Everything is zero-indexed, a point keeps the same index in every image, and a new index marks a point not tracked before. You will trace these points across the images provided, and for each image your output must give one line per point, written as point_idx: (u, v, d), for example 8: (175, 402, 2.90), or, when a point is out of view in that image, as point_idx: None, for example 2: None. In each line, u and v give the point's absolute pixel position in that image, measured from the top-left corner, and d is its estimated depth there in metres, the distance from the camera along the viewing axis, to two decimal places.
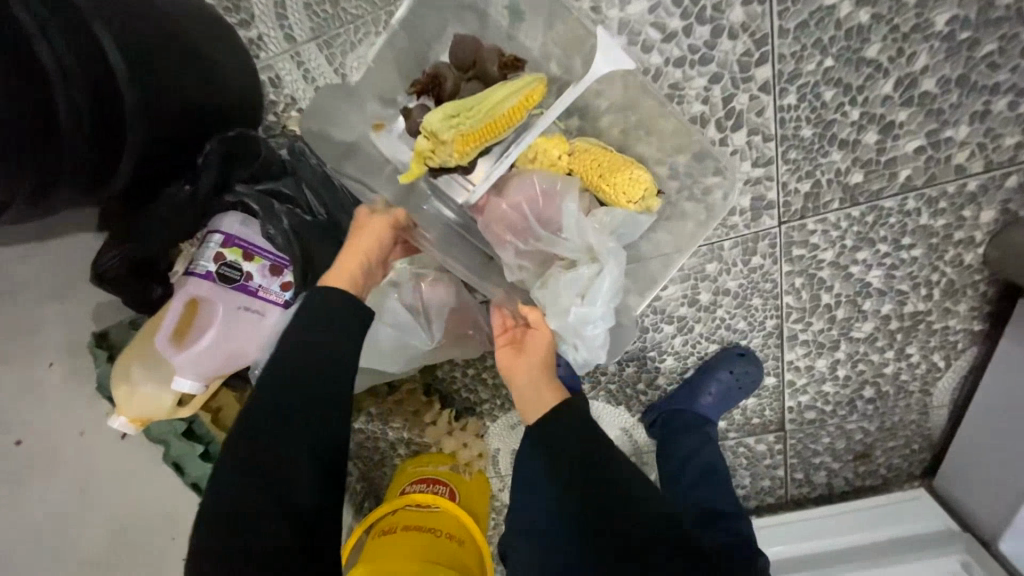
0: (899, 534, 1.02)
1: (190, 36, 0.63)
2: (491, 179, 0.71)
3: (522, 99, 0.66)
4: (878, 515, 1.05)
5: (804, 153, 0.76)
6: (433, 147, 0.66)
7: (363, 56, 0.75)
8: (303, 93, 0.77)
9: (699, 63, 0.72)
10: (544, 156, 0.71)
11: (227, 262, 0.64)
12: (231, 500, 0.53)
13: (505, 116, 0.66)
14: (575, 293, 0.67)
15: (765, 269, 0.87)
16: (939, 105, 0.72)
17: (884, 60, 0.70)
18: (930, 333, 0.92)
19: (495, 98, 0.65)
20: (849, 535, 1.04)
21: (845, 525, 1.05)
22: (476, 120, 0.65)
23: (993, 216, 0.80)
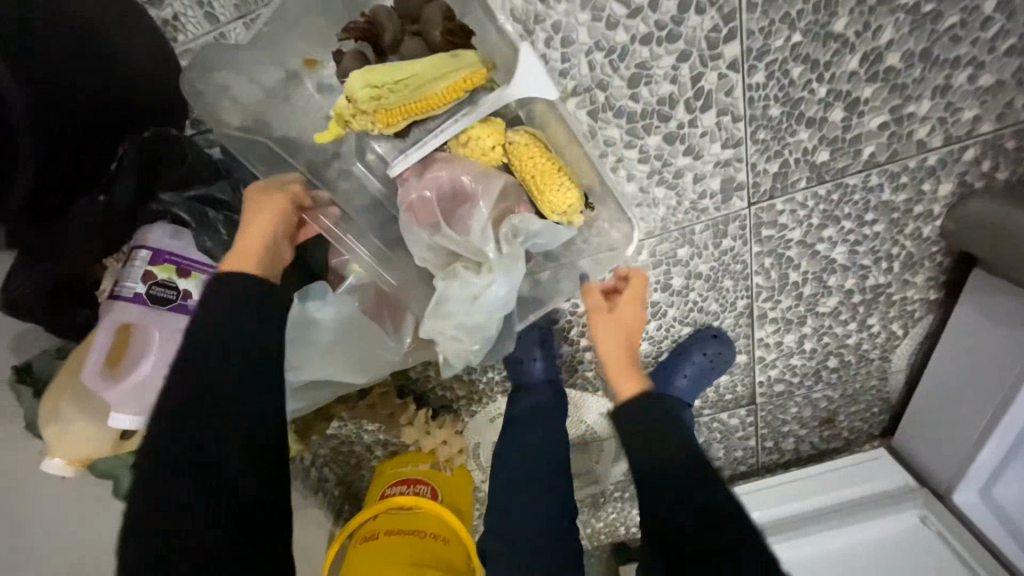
0: (861, 493, 1.09)
1: (89, 22, 0.54)
2: (415, 155, 0.65)
3: (459, 82, 0.62)
4: (840, 476, 1.11)
5: (772, 132, 0.75)
6: (351, 111, 0.60)
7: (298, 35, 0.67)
8: None
9: (666, 41, 0.68)
10: (475, 144, 0.66)
11: (159, 281, 0.57)
12: (161, 488, 0.46)
13: (436, 97, 0.61)
14: (468, 296, 0.66)
15: (735, 251, 0.86)
16: (903, 81, 0.72)
17: (850, 34, 0.69)
18: (890, 304, 0.95)
19: (428, 74, 0.60)
20: (817, 497, 1.09)
21: (812, 488, 1.11)
22: (402, 94, 0.60)
23: (950, 189, 0.81)
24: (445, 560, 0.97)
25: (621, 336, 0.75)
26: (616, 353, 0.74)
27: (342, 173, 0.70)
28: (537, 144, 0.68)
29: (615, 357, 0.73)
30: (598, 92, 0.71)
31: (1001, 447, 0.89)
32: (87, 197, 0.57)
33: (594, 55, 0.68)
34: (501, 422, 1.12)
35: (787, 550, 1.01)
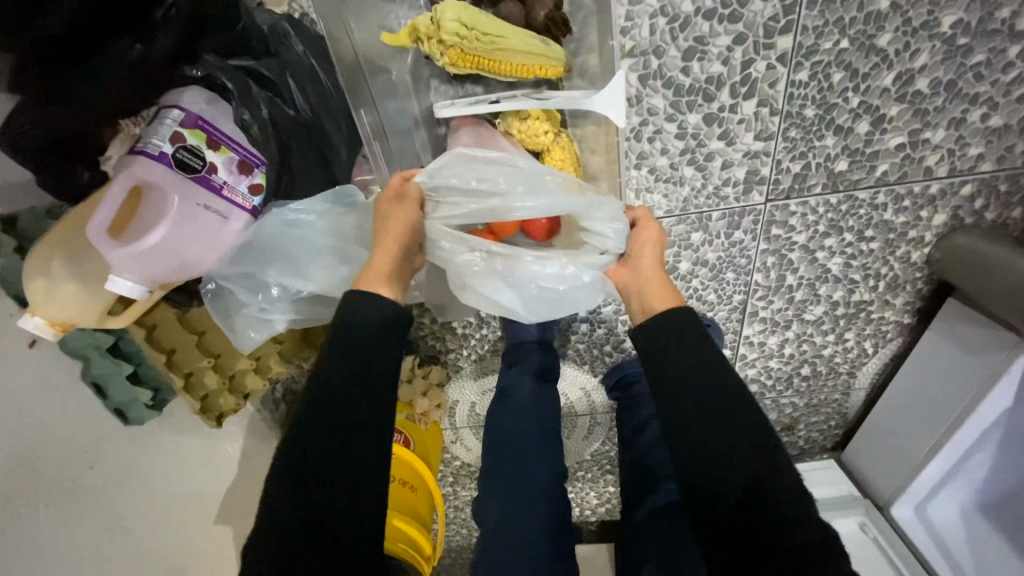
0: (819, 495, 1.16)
1: None
2: (463, 112, 0.65)
3: (534, 65, 0.63)
4: (803, 478, 1.18)
5: (802, 132, 0.78)
6: (428, 31, 0.60)
7: None
8: None
9: (727, 20, 0.69)
10: (525, 129, 0.67)
11: (188, 146, 0.55)
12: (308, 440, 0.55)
13: (506, 68, 0.62)
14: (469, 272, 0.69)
15: (743, 244, 0.90)
16: (926, 107, 0.77)
17: (891, 51, 0.73)
18: (867, 322, 1.01)
19: (513, 45, 0.61)
20: (820, 489, 1.16)
21: (815, 478, 1.18)
22: (483, 48, 0.60)
23: (946, 220, 0.88)
24: (411, 506, 1.00)
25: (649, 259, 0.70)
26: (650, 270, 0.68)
27: (388, 84, 0.67)
28: (573, 152, 0.72)
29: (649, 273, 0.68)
30: (653, 58, 0.72)
31: (943, 466, 0.98)
32: (123, 42, 0.54)
33: (658, 19, 0.69)
34: (485, 384, 1.09)
35: None
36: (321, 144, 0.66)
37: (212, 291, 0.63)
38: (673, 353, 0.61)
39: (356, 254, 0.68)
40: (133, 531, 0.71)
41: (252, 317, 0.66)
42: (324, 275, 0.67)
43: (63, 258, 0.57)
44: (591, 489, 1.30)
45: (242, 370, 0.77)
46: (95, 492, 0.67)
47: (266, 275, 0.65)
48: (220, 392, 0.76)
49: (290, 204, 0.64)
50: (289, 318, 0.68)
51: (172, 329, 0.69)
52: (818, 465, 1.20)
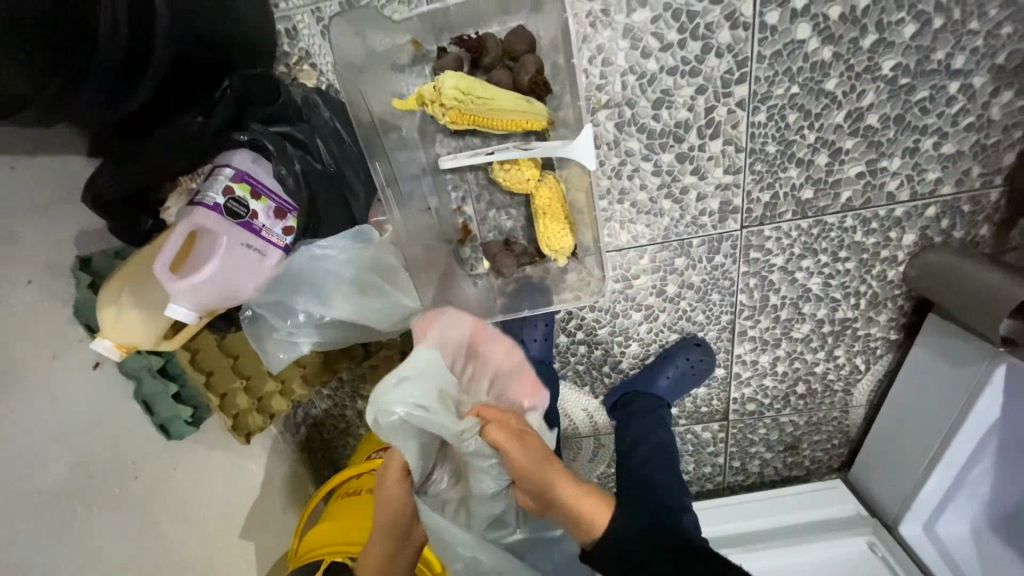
0: (828, 515, 1.15)
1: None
2: (462, 162, 0.77)
3: (522, 120, 0.75)
4: (811, 497, 1.18)
5: (767, 166, 0.87)
6: (432, 97, 0.72)
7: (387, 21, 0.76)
8: (319, 49, 0.78)
9: (688, 74, 0.80)
10: (515, 172, 0.79)
11: (236, 197, 0.67)
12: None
13: (498, 123, 0.74)
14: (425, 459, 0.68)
15: (725, 267, 0.97)
16: (879, 139, 0.86)
17: (839, 93, 0.82)
18: (855, 338, 1.05)
19: (503, 105, 0.72)
20: (828, 508, 1.16)
21: (822, 498, 1.18)
22: (478, 108, 0.72)
23: (916, 241, 0.95)
24: None
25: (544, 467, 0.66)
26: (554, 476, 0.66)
27: (399, 139, 0.79)
28: (560, 190, 0.82)
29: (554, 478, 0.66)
30: (626, 108, 0.83)
31: (943, 479, 0.99)
32: (186, 116, 0.66)
33: (628, 77, 0.81)
34: None
35: (792, 557, 1.08)
36: (342, 190, 0.77)
37: (249, 317, 0.73)
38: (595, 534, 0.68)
39: (378, 288, 0.79)
40: (168, 539, 0.79)
41: (281, 340, 0.75)
42: (345, 303, 0.77)
43: (129, 288, 0.68)
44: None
45: (269, 392, 0.87)
46: (139, 501, 0.75)
47: (295, 303, 0.74)
48: (249, 411, 0.84)
49: (316, 243, 0.74)
50: (313, 341, 0.78)
51: (212, 353, 0.80)
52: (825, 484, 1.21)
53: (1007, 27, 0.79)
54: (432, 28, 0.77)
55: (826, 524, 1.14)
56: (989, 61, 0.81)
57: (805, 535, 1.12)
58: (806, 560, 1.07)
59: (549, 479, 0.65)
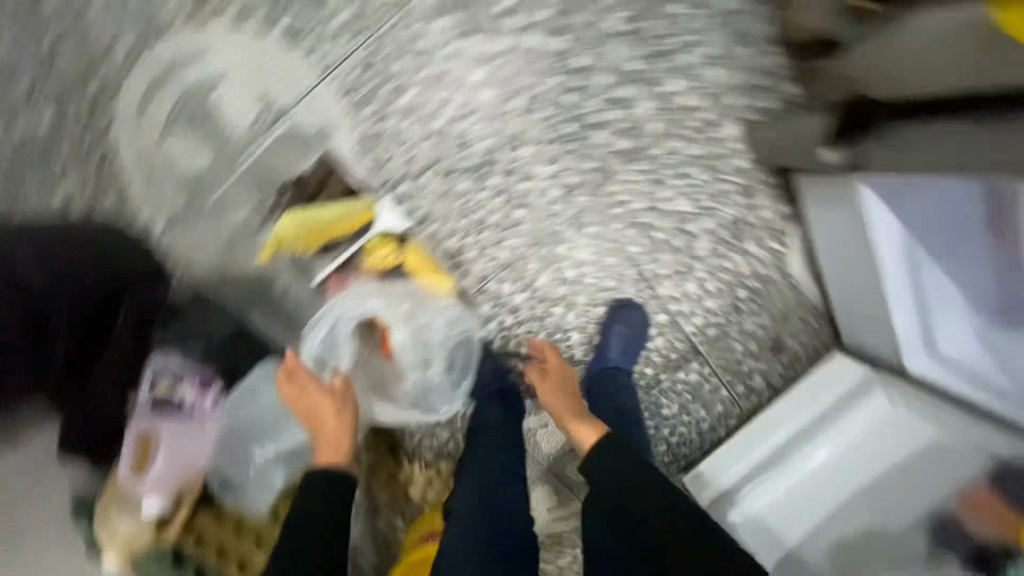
0: (848, 389, 1.11)
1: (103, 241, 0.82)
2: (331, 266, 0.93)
3: (354, 216, 0.91)
4: (825, 381, 1.14)
5: (576, 141, 0.99)
6: (282, 237, 0.90)
7: (233, 197, 0.92)
8: (195, 245, 0.93)
9: (470, 113, 0.95)
10: (374, 256, 0.93)
11: (162, 392, 0.82)
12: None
13: (338, 228, 0.91)
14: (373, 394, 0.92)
15: (601, 233, 1.07)
16: (648, 75, 0.98)
17: (592, 63, 0.96)
18: (754, 228, 1.11)
19: (334, 214, 0.90)
20: (842, 385, 1.12)
21: (834, 377, 1.14)
22: (318, 226, 0.90)
23: (744, 125, 1.03)
24: None
25: (563, 393, 0.91)
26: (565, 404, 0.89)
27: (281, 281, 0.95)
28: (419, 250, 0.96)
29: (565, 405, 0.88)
30: (439, 162, 0.96)
31: (903, 304, 0.97)
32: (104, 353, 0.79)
33: (427, 140, 0.95)
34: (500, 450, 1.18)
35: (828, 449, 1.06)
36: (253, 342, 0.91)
37: (218, 481, 0.84)
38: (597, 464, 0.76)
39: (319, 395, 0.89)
40: None
41: (255, 485, 0.85)
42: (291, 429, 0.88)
43: (120, 510, 0.79)
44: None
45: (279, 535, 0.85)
46: None
47: (251, 448, 0.86)
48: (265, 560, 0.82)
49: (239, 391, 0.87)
50: (284, 472, 0.86)
51: (210, 523, 0.84)
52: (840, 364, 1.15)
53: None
54: (266, 182, 0.92)
55: (849, 399, 1.10)
56: None
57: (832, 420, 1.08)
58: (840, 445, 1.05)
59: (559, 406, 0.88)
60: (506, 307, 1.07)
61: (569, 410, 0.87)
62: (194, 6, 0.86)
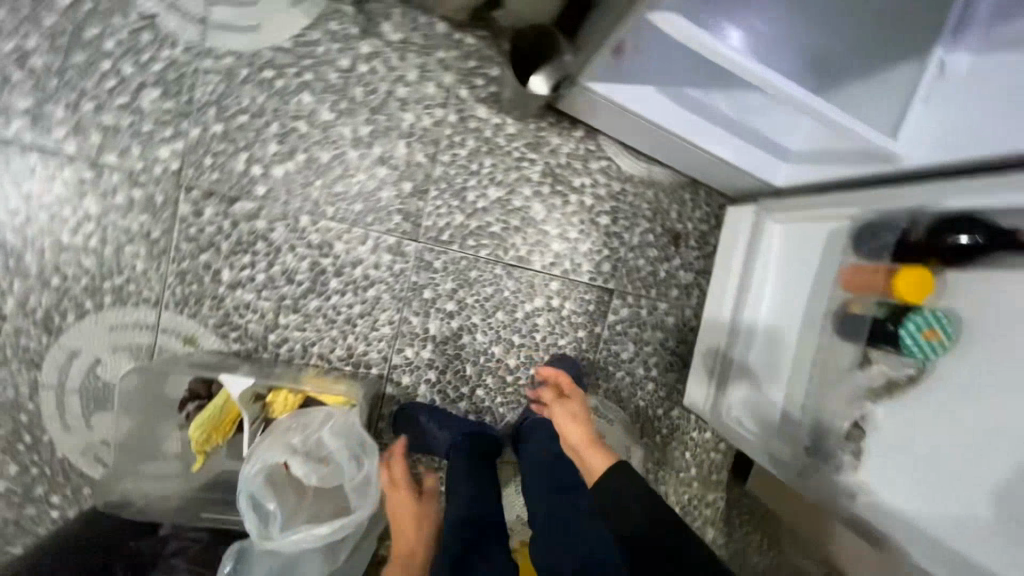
0: (746, 234, 1.09)
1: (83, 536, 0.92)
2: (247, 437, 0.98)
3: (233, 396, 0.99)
4: (730, 240, 1.13)
5: (371, 212, 1.08)
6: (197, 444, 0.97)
7: (144, 434, 1.03)
8: (134, 488, 1.02)
9: (276, 253, 1.06)
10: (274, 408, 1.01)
11: None
12: None
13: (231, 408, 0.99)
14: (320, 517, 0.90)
15: (449, 260, 1.13)
16: (384, 124, 1.06)
17: (335, 150, 1.05)
18: (568, 164, 1.14)
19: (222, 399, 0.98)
20: (740, 234, 1.10)
21: (735, 231, 1.13)
22: (217, 415, 0.98)
23: (488, 102, 1.08)
24: None
25: (577, 425, 1.00)
26: (580, 435, 0.98)
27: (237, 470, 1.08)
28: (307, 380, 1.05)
29: (576, 433, 0.99)
30: (284, 303, 1.08)
31: (718, 138, 0.97)
32: None
33: (262, 295, 1.07)
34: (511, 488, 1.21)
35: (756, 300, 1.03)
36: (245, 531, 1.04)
37: None
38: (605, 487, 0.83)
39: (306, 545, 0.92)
40: None
41: None
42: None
43: None
44: (687, 433, 1.29)
45: None
46: None
47: None
48: None
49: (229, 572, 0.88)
50: None
51: None
52: (730, 218, 1.15)
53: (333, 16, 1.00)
54: (161, 406, 1.03)
55: (750, 242, 1.07)
56: (347, 39, 1.01)
57: (746, 272, 1.06)
58: (764, 290, 1.02)
59: (574, 438, 0.98)
60: (424, 366, 1.16)
61: (578, 437, 0.98)
62: (43, 328, 1.02)
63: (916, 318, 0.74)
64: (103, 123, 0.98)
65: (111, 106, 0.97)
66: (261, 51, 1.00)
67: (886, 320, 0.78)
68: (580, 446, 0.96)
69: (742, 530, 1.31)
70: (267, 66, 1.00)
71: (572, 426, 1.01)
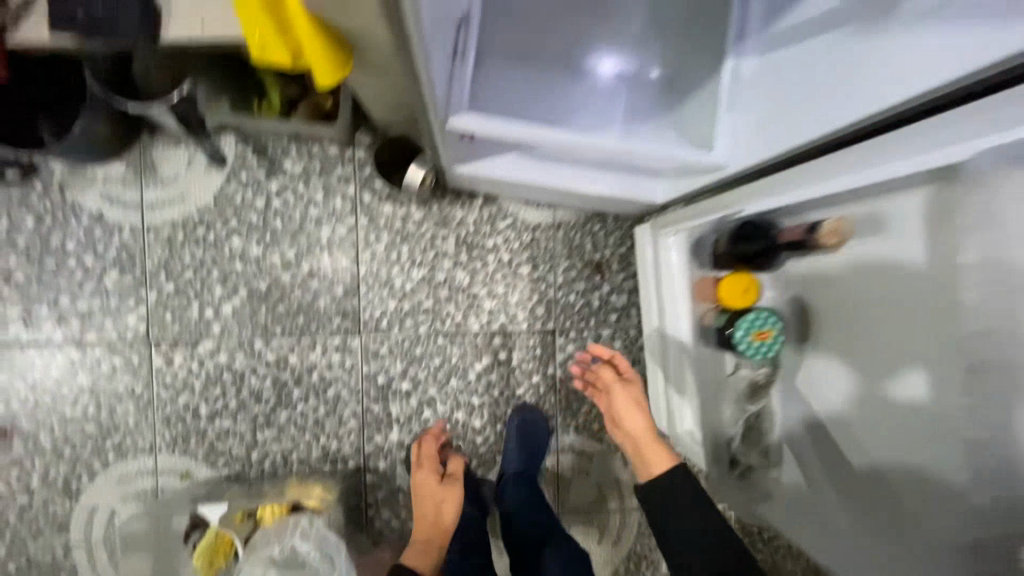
0: (653, 251, 1.16)
1: None
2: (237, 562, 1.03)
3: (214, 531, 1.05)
4: (644, 259, 1.19)
5: (314, 321, 1.20)
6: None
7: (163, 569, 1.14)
8: None
9: (241, 379, 1.19)
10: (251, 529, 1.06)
11: None
12: None
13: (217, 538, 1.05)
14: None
15: (393, 344, 1.22)
16: (305, 243, 1.19)
17: (270, 277, 1.19)
18: (478, 230, 1.23)
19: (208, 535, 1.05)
20: (648, 252, 1.17)
21: (644, 251, 1.19)
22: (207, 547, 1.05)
23: (390, 199, 1.20)
24: None
25: (637, 412, 0.94)
26: (639, 423, 0.92)
27: None
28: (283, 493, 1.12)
29: (638, 421, 0.93)
30: (258, 421, 1.19)
31: (592, 177, 1.04)
32: None
33: (237, 419, 1.19)
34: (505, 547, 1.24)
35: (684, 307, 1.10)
36: None
37: None
38: (665, 491, 0.82)
39: None
40: None
41: None
42: None
43: None
44: None
45: None
46: None
47: None
48: None
49: None
50: None
51: None
52: (638, 237, 1.21)
53: (241, 169, 1.17)
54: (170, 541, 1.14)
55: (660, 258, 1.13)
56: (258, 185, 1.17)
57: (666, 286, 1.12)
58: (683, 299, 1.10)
59: (633, 425, 0.92)
60: (395, 447, 1.22)
61: (636, 424, 0.92)
62: (64, 494, 1.17)
63: (748, 321, 0.92)
64: (79, 309, 1.16)
65: (83, 294, 1.16)
66: (191, 215, 1.17)
67: (725, 327, 0.96)
68: (636, 435, 0.91)
69: (765, 538, 1.27)
70: (198, 225, 1.17)
71: (635, 415, 0.94)
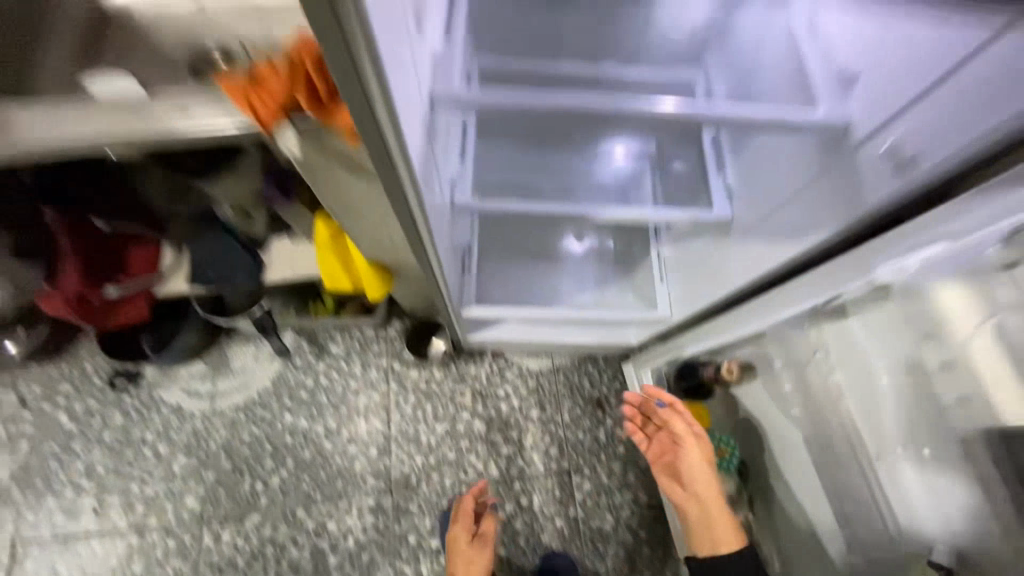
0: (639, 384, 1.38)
1: None
2: None
3: None
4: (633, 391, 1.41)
5: (351, 482, 1.33)
6: None
7: None
8: None
9: (283, 551, 1.27)
10: None
11: None
12: None
13: None
14: None
15: (422, 498, 1.32)
16: (345, 411, 1.40)
17: (314, 446, 1.36)
18: (490, 382, 1.44)
19: None
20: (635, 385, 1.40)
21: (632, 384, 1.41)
22: None
23: (415, 365, 1.45)
24: None
25: (706, 476, 0.96)
26: (709, 490, 0.95)
27: None
28: None
29: (707, 486, 0.95)
30: None
31: (575, 331, 1.31)
32: None
33: None
34: None
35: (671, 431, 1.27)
36: None
37: None
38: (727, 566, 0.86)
39: None
40: None
41: None
42: None
43: None
44: None
45: None
46: None
47: None
48: None
49: None
50: None
51: None
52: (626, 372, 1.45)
53: (295, 356, 1.44)
54: None
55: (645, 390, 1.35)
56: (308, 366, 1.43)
57: None
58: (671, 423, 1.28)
59: (702, 490, 0.95)
60: None
61: (705, 489, 0.95)
62: None
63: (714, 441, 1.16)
64: (147, 495, 1.31)
65: (152, 480, 1.32)
66: (252, 397, 1.40)
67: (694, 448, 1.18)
68: (706, 501, 0.94)
69: None
70: (257, 406, 1.40)
71: (704, 477, 0.96)
